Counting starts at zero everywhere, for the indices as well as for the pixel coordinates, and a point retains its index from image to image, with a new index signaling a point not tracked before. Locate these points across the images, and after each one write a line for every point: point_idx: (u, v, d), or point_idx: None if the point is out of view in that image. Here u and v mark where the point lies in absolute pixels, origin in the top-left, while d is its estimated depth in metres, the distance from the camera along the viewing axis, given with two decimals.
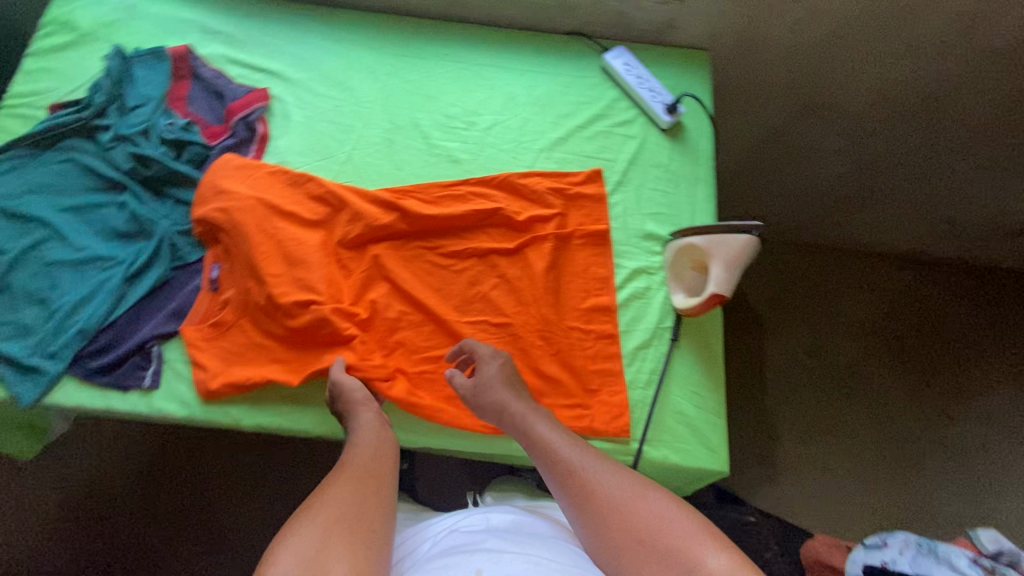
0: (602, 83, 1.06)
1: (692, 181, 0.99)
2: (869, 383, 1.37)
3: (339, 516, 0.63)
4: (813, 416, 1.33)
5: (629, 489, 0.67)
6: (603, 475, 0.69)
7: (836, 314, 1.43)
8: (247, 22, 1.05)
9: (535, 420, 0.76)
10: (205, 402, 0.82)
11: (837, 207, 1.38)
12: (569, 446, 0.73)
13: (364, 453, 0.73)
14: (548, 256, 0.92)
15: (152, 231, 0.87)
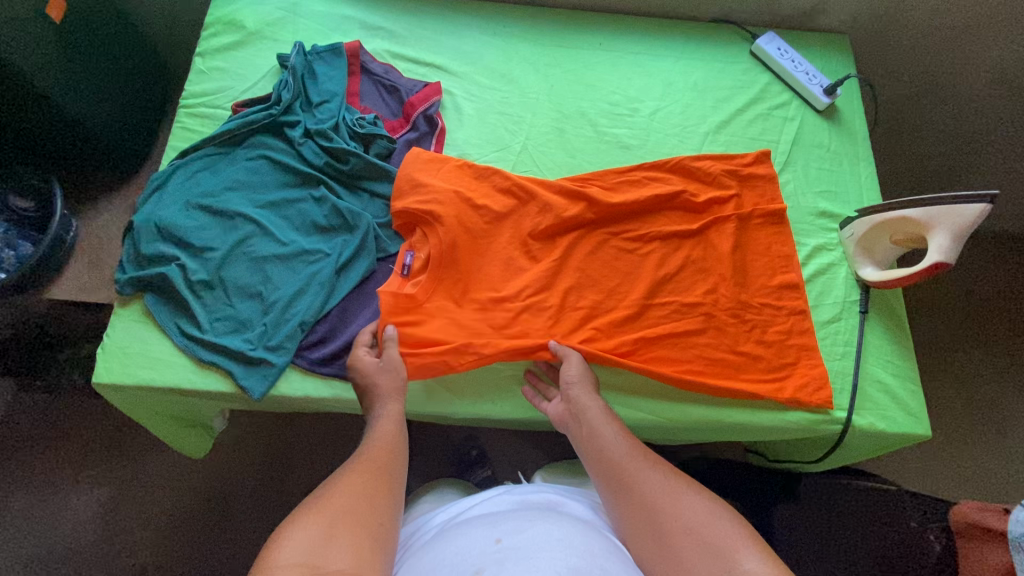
0: (754, 68, 1.08)
1: (854, 160, 1.02)
2: (1002, 360, 1.36)
3: (357, 499, 0.63)
4: (951, 393, 1.32)
5: (676, 494, 0.68)
6: (650, 473, 0.70)
7: (966, 293, 1.41)
8: (406, 17, 1.06)
9: (594, 410, 0.78)
10: (429, 394, 0.85)
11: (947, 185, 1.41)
12: (623, 440, 0.75)
13: (377, 443, 0.72)
14: (733, 236, 0.93)
15: (354, 224, 0.89)
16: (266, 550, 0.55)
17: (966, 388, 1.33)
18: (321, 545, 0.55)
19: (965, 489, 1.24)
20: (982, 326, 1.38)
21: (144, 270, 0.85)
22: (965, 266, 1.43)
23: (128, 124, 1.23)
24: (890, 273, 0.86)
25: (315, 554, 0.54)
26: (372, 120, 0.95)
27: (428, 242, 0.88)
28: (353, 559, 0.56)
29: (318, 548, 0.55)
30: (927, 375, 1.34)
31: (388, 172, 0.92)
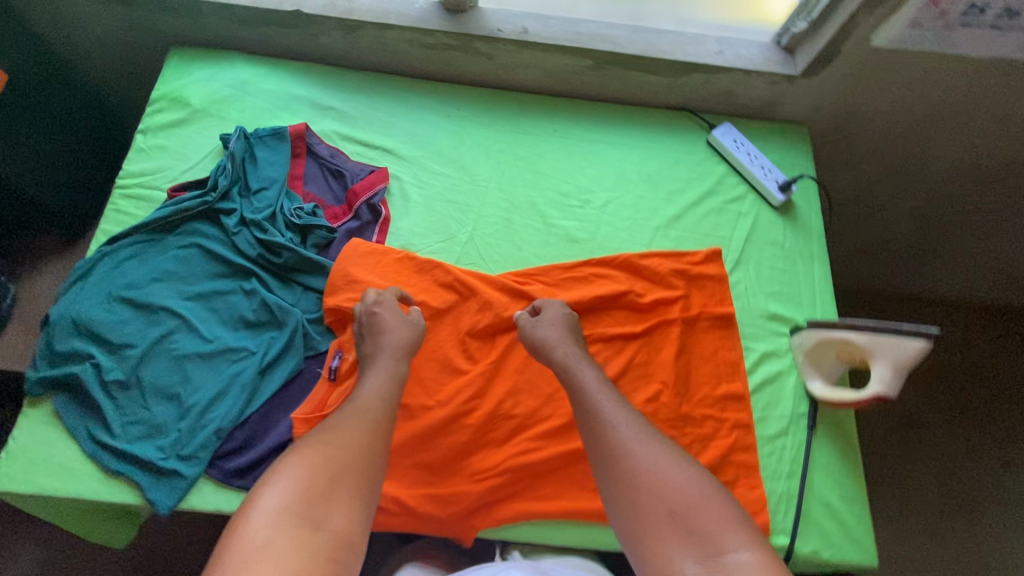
0: (710, 159, 1.06)
1: (808, 259, 0.99)
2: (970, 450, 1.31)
3: (351, 455, 0.65)
4: (915, 485, 1.28)
5: (668, 467, 0.66)
6: (638, 445, 0.68)
7: (932, 378, 1.38)
8: (358, 97, 1.04)
9: (585, 375, 0.77)
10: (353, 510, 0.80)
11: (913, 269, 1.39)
12: (613, 406, 0.73)
13: (375, 397, 0.73)
14: (677, 341, 0.90)
15: (283, 320, 0.85)
16: (246, 502, 0.59)
17: (939, 481, 1.28)
18: (313, 507, 0.59)
19: None
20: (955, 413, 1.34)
21: (57, 369, 0.80)
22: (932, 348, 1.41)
23: (63, 188, 1.17)
24: (836, 392, 0.83)
25: (305, 517, 0.58)
26: (312, 209, 0.92)
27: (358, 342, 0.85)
28: (344, 525, 0.59)
29: (310, 507, 0.59)
30: (892, 464, 1.30)
31: (323, 266, 0.89)
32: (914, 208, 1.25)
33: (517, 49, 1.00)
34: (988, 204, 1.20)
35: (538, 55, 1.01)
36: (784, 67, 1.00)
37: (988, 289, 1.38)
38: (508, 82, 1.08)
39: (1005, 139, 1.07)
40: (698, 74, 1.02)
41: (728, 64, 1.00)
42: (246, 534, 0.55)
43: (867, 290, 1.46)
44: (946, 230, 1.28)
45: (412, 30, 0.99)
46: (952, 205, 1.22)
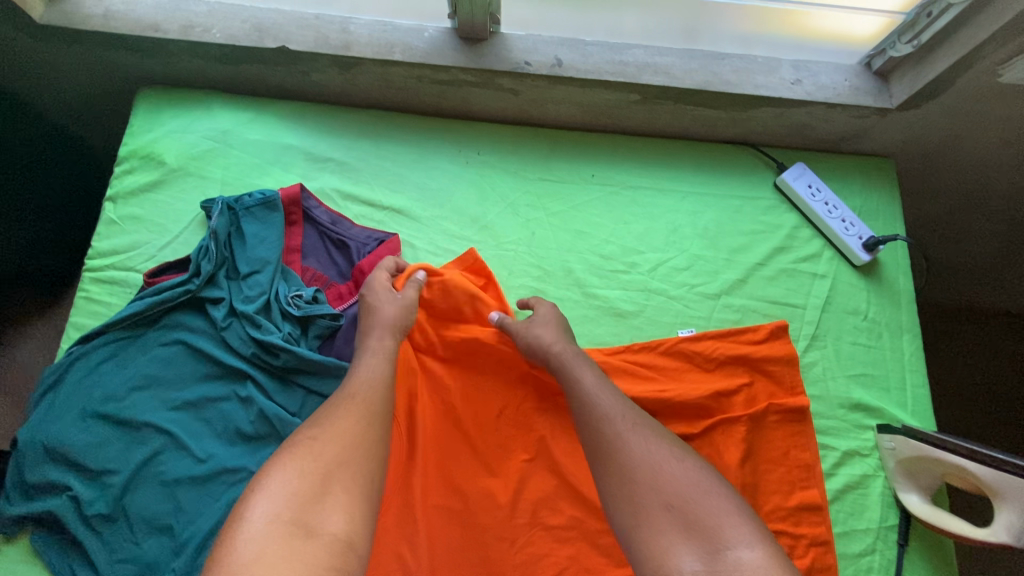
0: (779, 206, 0.90)
1: (896, 331, 0.85)
2: None
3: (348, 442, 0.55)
4: None
5: (660, 460, 0.58)
6: (634, 436, 0.60)
7: None
8: (361, 144, 0.88)
9: (588, 377, 0.67)
10: None
11: None
12: (611, 399, 0.65)
13: (364, 382, 0.63)
14: (743, 441, 0.76)
15: (284, 433, 0.73)
16: (234, 512, 0.49)
17: None
18: (307, 509, 0.49)
19: None
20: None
21: (33, 502, 0.71)
22: None
23: (24, 251, 1.00)
24: (941, 516, 0.71)
25: (297, 523, 0.48)
26: (311, 294, 0.78)
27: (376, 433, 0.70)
28: (345, 525, 0.50)
29: (304, 510, 0.49)
30: None
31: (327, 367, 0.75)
32: None
33: (549, 85, 0.83)
34: None
35: (573, 90, 0.84)
36: (875, 99, 0.82)
37: None
38: (536, 118, 0.91)
39: None
40: (767, 108, 0.85)
41: (807, 97, 0.82)
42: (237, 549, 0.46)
43: None
44: None
45: (423, 67, 0.81)
46: None
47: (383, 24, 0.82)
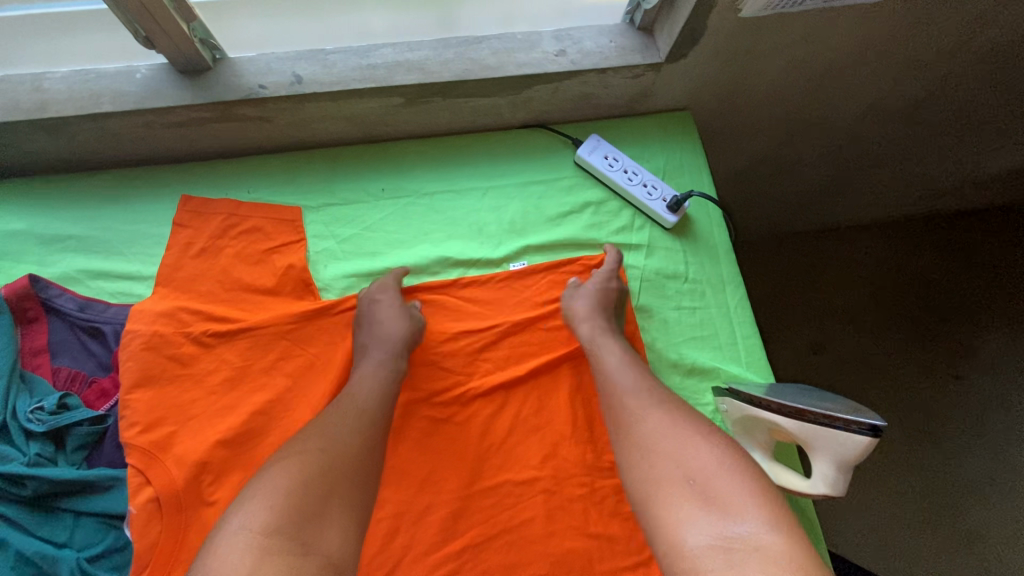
0: (583, 183, 0.86)
1: (718, 286, 0.82)
2: (886, 356, 1.59)
3: (332, 456, 0.56)
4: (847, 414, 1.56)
5: (684, 434, 0.58)
6: (662, 414, 0.61)
7: (844, 298, 1.66)
8: (106, 212, 0.78)
9: (615, 361, 0.69)
10: None
11: (809, 208, 1.54)
12: (638, 381, 0.66)
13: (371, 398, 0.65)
14: (562, 379, 0.79)
15: (52, 573, 0.61)
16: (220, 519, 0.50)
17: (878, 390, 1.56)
18: (304, 525, 0.50)
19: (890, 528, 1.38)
20: (888, 326, 1.62)
21: None
22: (838, 274, 1.68)
23: None
24: (776, 472, 0.66)
25: (295, 538, 0.49)
26: (56, 402, 0.66)
27: (155, 483, 0.65)
28: (338, 547, 0.51)
29: (302, 526, 0.50)
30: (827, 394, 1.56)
31: (91, 480, 0.65)
32: (819, 149, 1.20)
33: (296, 105, 0.74)
34: (885, 129, 1.17)
35: (327, 105, 0.75)
36: (644, 55, 0.79)
37: (878, 207, 1.61)
38: (310, 141, 0.84)
39: (900, 76, 0.97)
40: (541, 86, 0.79)
41: (574, 67, 0.77)
42: (218, 555, 0.46)
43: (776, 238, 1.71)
44: (849, 156, 1.28)
45: (142, 113, 0.71)
46: (851, 139, 1.18)
47: (83, 74, 0.71)
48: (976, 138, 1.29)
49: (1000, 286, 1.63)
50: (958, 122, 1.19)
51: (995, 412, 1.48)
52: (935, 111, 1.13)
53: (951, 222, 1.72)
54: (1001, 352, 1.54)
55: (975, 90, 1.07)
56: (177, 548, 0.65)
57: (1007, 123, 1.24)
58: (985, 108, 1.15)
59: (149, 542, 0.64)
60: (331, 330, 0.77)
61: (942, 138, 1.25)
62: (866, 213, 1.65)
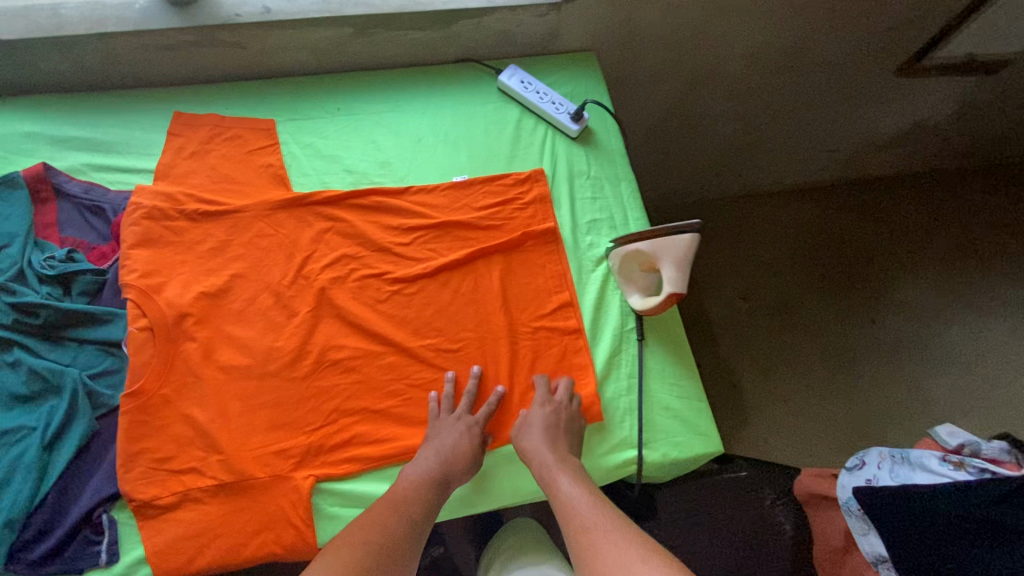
0: (504, 104, 1.05)
1: (614, 181, 1.01)
2: (808, 305, 1.84)
3: (374, 552, 0.67)
4: (771, 354, 1.77)
5: (627, 562, 0.64)
6: (612, 541, 0.68)
7: (770, 253, 1.89)
8: (106, 120, 0.94)
9: (568, 484, 0.75)
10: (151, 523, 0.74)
11: (731, 166, 1.75)
12: (592, 506, 0.73)
13: (408, 484, 0.75)
14: (499, 266, 0.92)
15: (59, 385, 0.77)
16: None
17: (807, 335, 1.80)
18: None
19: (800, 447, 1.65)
20: (816, 279, 1.87)
21: None
22: (765, 233, 1.90)
23: None
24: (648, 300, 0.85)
25: None
26: (65, 255, 0.83)
27: (149, 314, 0.80)
28: None
29: None
30: (755, 331, 1.80)
31: (92, 316, 0.81)
32: (722, 105, 1.43)
33: (266, 31, 0.93)
34: (773, 83, 1.40)
35: (291, 33, 0.94)
36: None
37: (793, 173, 1.85)
38: (279, 69, 1.02)
39: (768, 27, 1.20)
40: (465, 21, 0.99)
41: (489, 4, 0.97)
42: None
43: (712, 200, 1.92)
44: (752, 112, 1.50)
45: (140, 34, 0.89)
46: (748, 93, 1.41)
47: (93, 4, 0.89)
48: (855, 94, 1.52)
49: (903, 241, 1.92)
50: (834, 76, 1.43)
51: (902, 348, 1.79)
52: (809, 65, 1.36)
53: (869, 186, 1.99)
54: (910, 299, 1.84)
55: (834, 44, 1.31)
56: (166, 368, 0.79)
57: (877, 78, 1.46)
58: (852, 64, 1.39)
59: (143, 361, 0.79)
60: (301, 217, 0.92)
61: (825, 94, 1.49)
62: (786, 177, 1.88)
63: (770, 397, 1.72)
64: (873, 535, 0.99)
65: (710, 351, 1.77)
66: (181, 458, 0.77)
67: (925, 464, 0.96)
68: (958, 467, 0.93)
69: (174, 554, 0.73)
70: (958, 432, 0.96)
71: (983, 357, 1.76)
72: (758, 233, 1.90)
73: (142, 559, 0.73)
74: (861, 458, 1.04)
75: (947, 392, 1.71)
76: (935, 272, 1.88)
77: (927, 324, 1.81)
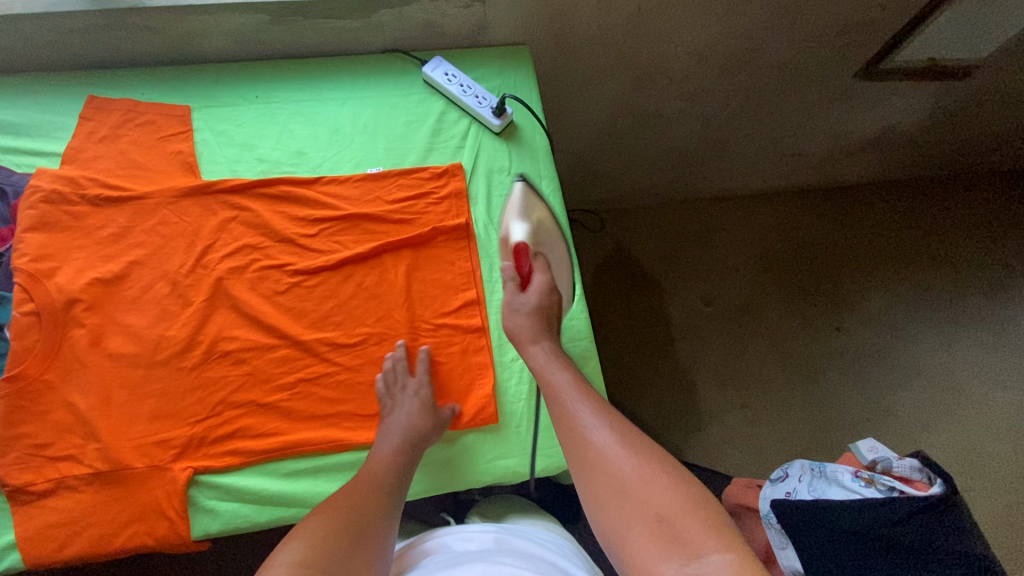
0: (428, 97, 1.03)
1: (535, 178, 0.99)
2: (771, 312, 1.80)
3: (351, 515, 0.65)
4: (728, 360, 1.74)
5: (637, 462, 0.64)
6: (619, 439, 0.67)
7: (734, 256, 1.85)
8: (17, 102, 0.94)
9: (566, 383, 0.75)
10: (22, 509, 0.73)
11: (694, 168, 1.72)
12: (593, 405, 0.72)
13: (384, 459, 0.75)
14: (406, 261, 0.90)
15: None
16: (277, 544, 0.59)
17: (767, 341, 1.76)
18: (338, 564, 0.59)
19: (752, 456, 1.62)
20: (780, 285, 1.83)
21: None
22: (731, 236, 1.87)
23: None
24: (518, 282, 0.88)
25: (324, 564, 0.58)
26: None
27: (37, 299, 0.80)
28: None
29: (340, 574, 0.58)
30: (715, 335, 1.76)
31: None
32: (674, 104, 1.41)
33: (179, 16, 0.92)
34: (726, 83, 1.37)
35: (205, 19, 0.93)
36: None
37: (760, 176, 1.81)
38: (200, 55, 1.01)
39: (712, 26, 1.17)
40: (385, 11, 0.97)
41: None
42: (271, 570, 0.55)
43: (678, 202, 1.89)
44: (708, 112, 1.47)
45: (48, 15, 0.88)
46: (700, 92, 1.38)
47: None
48: (816, 96, 1.48)
49: (872, 248, 1.88)
50: (791, 78, 1.39)
51: (864, 358, 1.75)
52: (762, 65, 1.33)
53: (841, 192, 1.94)
54: (877, 308, 1.80)
55: (786, 43, 1.28)
56: (52, 353, 0.79)
57: (837, 80, 1.43)
58: (808, 66, 1.36)
59: (28, 345, 0.78)
60: (206, 204, 0.90)
61: (783, 96, 1.46)
62: (753, 181, 1.85)
63: (725, 404, 1.69)
64: (790, 549, 0.95)
65: (665, 355, 1.73)
66: (59, 444, 0.76)
67: (839, 479, 0.94)
68: (868, 484, 0.91)
69: (42, 541, 0.72)
70: (878, 447, 0.95)
71: (945, 371, 1.73)
72: (723, 236, 1.87)
73: (12, 544, 0.72)
74: (785, 470, 1.02)
75: (907, 406, 1.68)
76: (903, 282, 1.84)
77: (892, 335, 1.77)
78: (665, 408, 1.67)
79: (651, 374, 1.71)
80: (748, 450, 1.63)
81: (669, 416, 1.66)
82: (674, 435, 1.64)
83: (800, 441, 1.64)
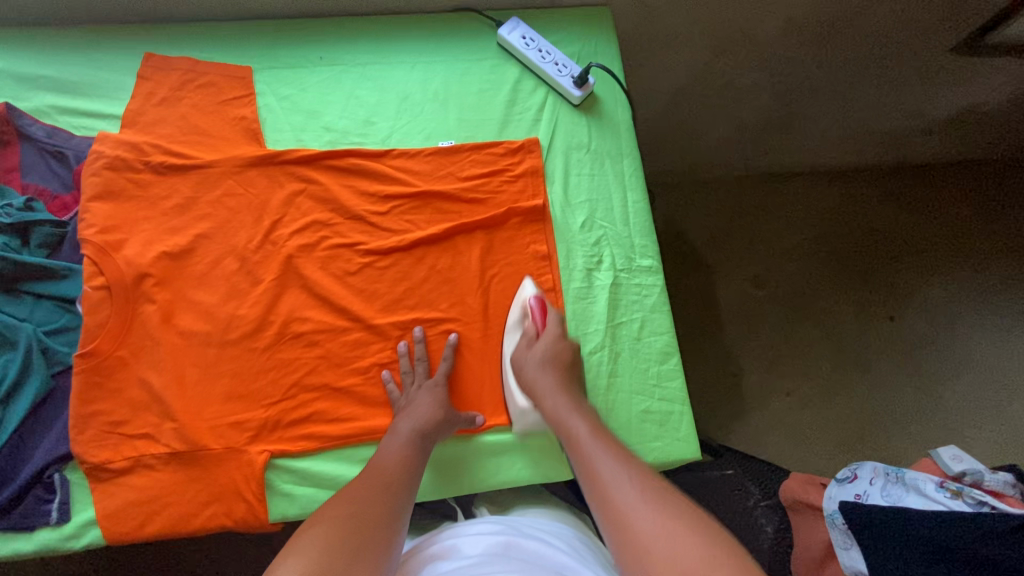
0: (503, 63, 0.95)
1: (615, 157, 0.92)
2: (825, 297, 1.73)
3: (357, 519, 0.58)
4: (777, 345, 1.68)
5: (652, 506, 0.55)
6: (630, 483, 0.58)
7: (790, 237, 1.77)
8: (71, 57, 0.88)
9: (582, 429, 0.67)
10: (101, 487, 0.73)
11: (757, 142, 1.62)
12: (608, 449, 0.63)
13: (395, 458, 0.69)
14: (481, 244, 0.86)
15: (14, 340, 0.75)
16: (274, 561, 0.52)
17: (819, 327, 1.71)
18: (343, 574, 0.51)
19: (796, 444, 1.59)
20: (836, 269, 1.75)
21: None
22: (788, 216, 1.78)
23: None
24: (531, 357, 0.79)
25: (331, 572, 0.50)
26: (23, 203, 0.80)
27: (106, 273, 0.77)
28: None
29: None
30: (765, 319, 1.71)
31: (49, 270, 0.78)
32: (751, 76, 1.31)
33: None
34: (810, 53, 1.27)
35: None
36: None
37: (825, 152, 1.71)
38: (262, 10, 0.94)
39: None
40: None
41: None
42: None
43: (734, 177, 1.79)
44: (785, 84, 1.37)
45: None
46: (781, 62, 1.28)
47: None
48: (905, 70, 1.37)
49: (937, 234, 1.78)
50: (881, 48, 1.28)
51: (920, 349, 1.68)
52: (853, 34, 1.22)
53: (909, 171, 1.83)
54: (937, 298, 1.72)
55: (883, 10, 1.17)
56: (124, 330, 0.77)
57: (932, 53, 1.31)
58: (902, 35, 1.25)
59: (101, 320, 0.76)
60: (272, 176, 0.85)
61: (869, 68, 1.35)
62: (817, 158, 1.75)
63: (771, 390, 1.65)
64: (854, 550, 0.93)
65: (713, 337, 1.68)
66: (135, 422, 0.75)
67: (920, 487, 0.91)
68: (954, 496, 0.88)
69: (124, 520, 0.72)
70: (963, 457, 0.91)
71: (1004, 366, 1.66)
72: (780, 215, 1.78)
73: (93, 521, 0.72)
74: (853, 470, 1.00)
75: (960, 400, 1.63)
76: (968, 271, 1.74)
77: (950, 327, 1.70)
78: (710, 391, 1.64)
79: (697, 357, 1.66)
80: (792, 437, 1.60)
81: (713, 401, 1.63)
82: (718, 420, 1.61)
83: (847, 430, 1.61)
